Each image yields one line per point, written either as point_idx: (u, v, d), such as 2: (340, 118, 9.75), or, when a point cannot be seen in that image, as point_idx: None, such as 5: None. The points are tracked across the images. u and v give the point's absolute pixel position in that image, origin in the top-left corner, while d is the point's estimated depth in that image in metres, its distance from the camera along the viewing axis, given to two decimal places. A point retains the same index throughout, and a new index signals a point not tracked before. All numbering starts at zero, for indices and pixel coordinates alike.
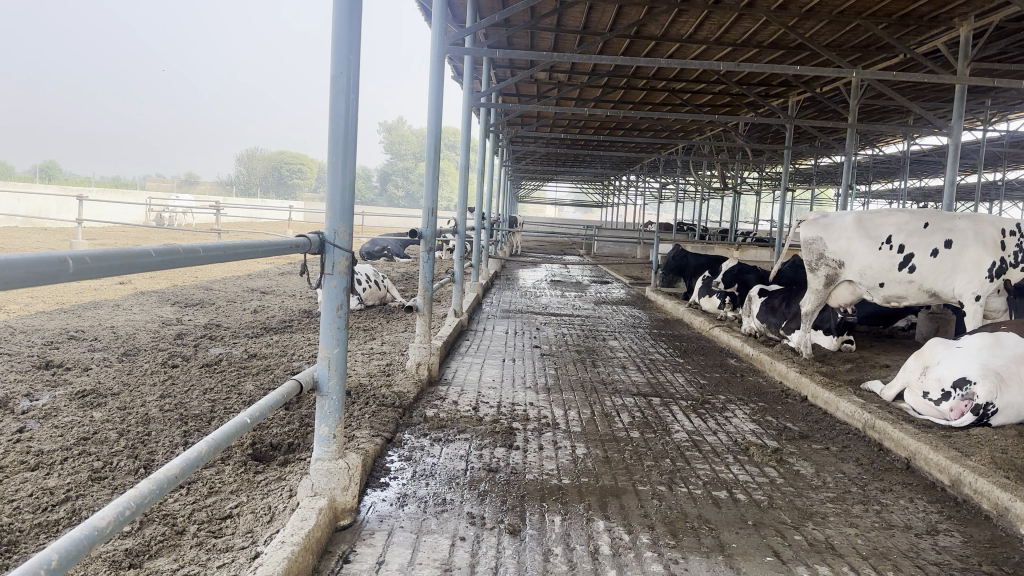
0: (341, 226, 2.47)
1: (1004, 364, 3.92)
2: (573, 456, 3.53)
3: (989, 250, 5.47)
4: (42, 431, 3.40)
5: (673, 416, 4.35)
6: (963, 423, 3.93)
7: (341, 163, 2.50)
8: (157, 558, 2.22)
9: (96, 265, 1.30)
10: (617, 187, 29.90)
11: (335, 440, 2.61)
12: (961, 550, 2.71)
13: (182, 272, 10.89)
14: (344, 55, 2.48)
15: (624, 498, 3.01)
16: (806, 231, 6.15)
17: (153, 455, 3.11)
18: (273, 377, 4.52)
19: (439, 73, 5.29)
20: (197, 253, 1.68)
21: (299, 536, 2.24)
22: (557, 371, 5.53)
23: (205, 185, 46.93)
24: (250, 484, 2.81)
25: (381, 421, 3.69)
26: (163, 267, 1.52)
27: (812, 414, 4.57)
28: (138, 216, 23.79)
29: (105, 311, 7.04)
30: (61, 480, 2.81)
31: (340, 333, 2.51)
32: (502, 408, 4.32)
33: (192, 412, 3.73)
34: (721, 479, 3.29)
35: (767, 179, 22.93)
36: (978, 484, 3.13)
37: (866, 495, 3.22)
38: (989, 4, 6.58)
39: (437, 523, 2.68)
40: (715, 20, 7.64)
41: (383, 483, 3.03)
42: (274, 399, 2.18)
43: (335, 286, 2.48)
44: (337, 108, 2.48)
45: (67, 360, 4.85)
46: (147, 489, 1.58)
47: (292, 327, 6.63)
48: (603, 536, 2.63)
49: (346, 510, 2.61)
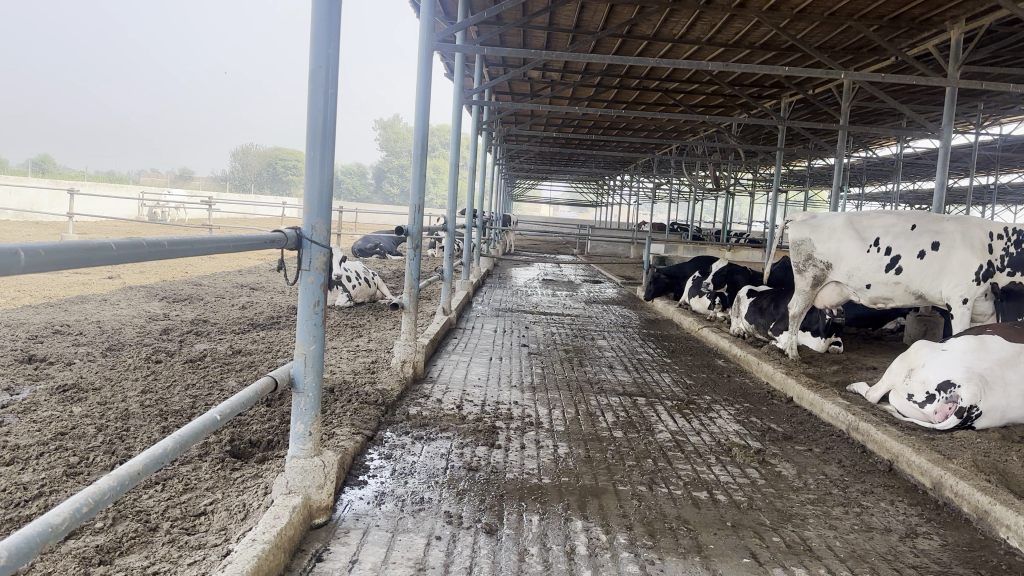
0: (319, 221, 2.44)
1: (987, 368, 3.93)
2: (555, 455, 3.52)
3: (976, 253, 5.48)
4: (20, 426, 3.36)
5: (657, 416, 4.34)
6: (947, 426, 3.93)
7: (319, 160, 2.48)
8: (127, 555, 2.19)
9: (49, 258, 1.26)
10: (612, 186, 29.91)
11: (312, 438, 2.60)
12: (940, 553, 2.70)
13: (172, 267, 10.81)
14: (322, 49, 2.45)
15: (604, 498, 2.99)
16: (795, 231, 6.14)
17: (130, 451, 3.08)
18: (257, 374, 4.49)
19: (427, 70, 5.26)
20: (165, 247, 1.66)
21: (271, 534, 2.22)
22: (543, 371, 5.51)
23: (200, 180, 46.63)
24: (226, 481, 2.78)
25: (363, 419, 3.67)
26: (124, 259, 1.50)
27: (796, 415, 4.57)
28: (131, 210, 23.65)
29: (92, 306, 6.98)
30: (35, 476, 2.78)
31: (317, 329, 2.49)
32: (487, 407, 4.31)
33: (173, 408, 3.71)
34: (702, 480, 3.28)
35: (760, 180, 23.03)
36: (959, 487, 3.13)
37: (848, 498, 3.21)
38: (979, 8, 6.58)
39: (413, 522, 2.66)
40: (707, 20, 7.63)
41: (360, 481, 3.01)
42: (247, 396, 2.17)
43: (312, 282, 2.46)
44: (316, 102, 2.46)
45: (50, 354, 4.80)
46: (108, 485, 1.57)
47: (280, 323, 6.59)
48: (580, 536, 2.62)
49: (322, 508, 2.58)
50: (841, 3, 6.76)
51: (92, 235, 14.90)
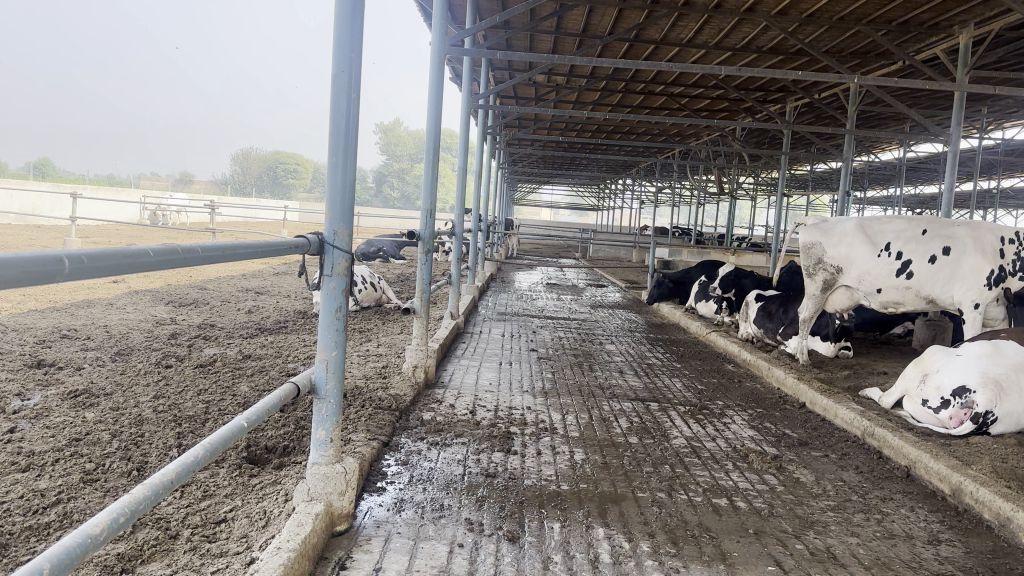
0: (341, 227, 2.43)
1: (1004, 373, 3.92)
2: (571, 461, 3.50)
3: (988, 258, 5.49)
4: (33, 431, 3.34)
5: (671, 422, 4.32)
6: (963, 432, 3.91)
7: (342, 165, 2.46)
8: (149, 563, 2.17)
9: (93, 264, 1.26)
10: (614, 192, 29.95)
11: (332, 444, 2.57)
12: (964, 560, 2.68)
13: (176, 271, 10.77)
14: (345, 54, 2.45)
15: (624, 505, 2.97)
16: (806, 235, 6.09)
17: (146, 457, 3.05)
18: (268, 378, 4.48)
19: (439, 75, 5.26)
20: (194, 253, 1.64)
21: (295, 542, 2.19)
22: (554, 375, 5.48)
23: (200, 184, 46.58)
24: (245, 487, 2.76)
25: (378, 425, 3.64)
26: (160, 267, 1.48)
27: (810, 421, 4.55)
28: (133, 214, 23.61)
29: (98, 310, 6.95)
30: (52, 482, 2.75)
31: (338, 335, 2.48)
32: (500, 412, 4.29)
33: (186, 413, 3.69)
34: (721, 487, 3.26)
35: (763, 185, 23.04)
36: (979, 493, 3.11)
37: (867, 504, 3.19)
38: (988, 12, 6.60)
39: (434, 530, 2.64)
40: (715, 24, 7.64)
41: (380, 488, 3.00)
42: (271, 402, 2.16)
43: (334, 288, 2.43)
44: (339, 107, 2.45)
45: (59, 359, 4.77)
46: (142, 495, 1.56)
47: (287, 327, 6.57)
48: (603, 544, 2.59)
49: (343, 515, 2.56)
50: (850, 8, 6.77)
51: (96, 240, 14.90)
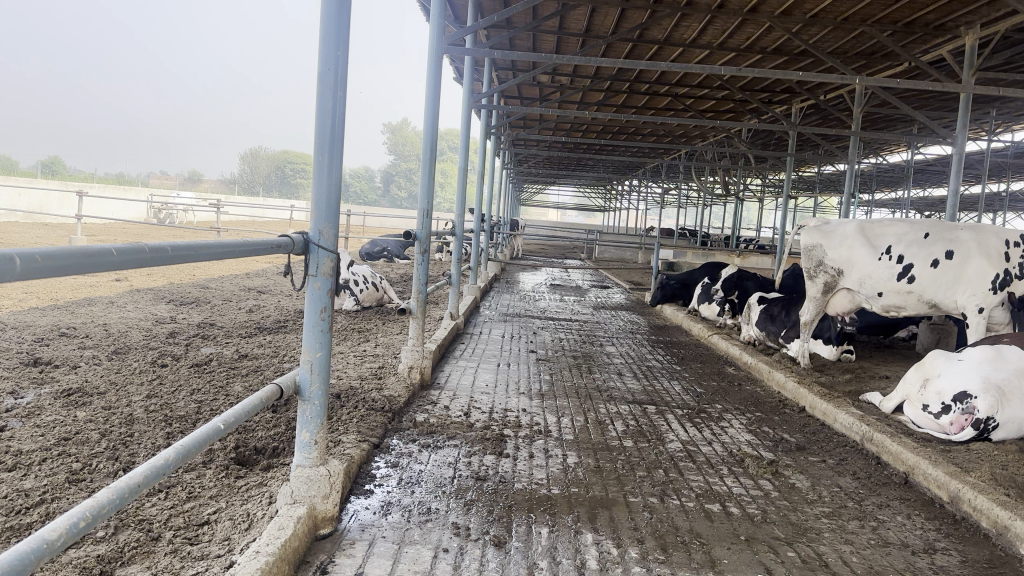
0: (326, 226, 2.40)
1: (1005, 379, 3.82)
2: (564, 464, 3.47)
3: (992, 262, 5.39)
4: (23, 431, 3.32)
5: (667, 425, 4.28)
6: (963, 438, 3.83)
7: (327, 163, 2.43)
8: (128, 566, 2.14)
9: (46, 265, 1.23)
10: (621, 194, 29.88)
11: (317, 447, 2.54)
12: (958, 570, 2.62)
13: (179, 270, 10.77)
14: (331, 51, 2.41)
15: (614, 511, 2.93)
16: (807, 237, 6.05)
17: (134, 457, 3.03)
18: (263, 379, 4.46)
19: (437, 73, 5.23)
20: (164, 252, 1.62)
21: (274, 546, 2.16)
22: (551, 377, 5.44)
23: (208, 183, 46.76)
24: (230, 489, 2.73)
25: (369, 426, 3.62)
26: (125, 266, 1.45)
27: (809, 425, 4.49)
28: (142, 212, 23.74)
29: (99, 308, 6.95)
30: (37, 482, 2.73)
31: (323, 335, 2.45)
32: (494, 414, 4.25)
33: (178, 412, 3.68)
34: (715, 492, 3.21)
35: (770, 187, 22.95)
36: (977, 500, 3.04)
37: (863, 511, 3.14)
38: (995, 13, 6.52)
39: (420, 534, 2.60)
40: (718, 25, 7.60)
41: (367, 490, 2.96)
42: (252, 403, 2.14)
43: (319, 288, 2.40)
44: (324, 105, 2.42)
45: (56, 357, 4.77)
46: (107, 499, 1.53)
47: (287, 327, 6.56)
48: (590, 550, 2.56)
49: (327, 519, 2.53)
50: (854, 8, 6.71)
51: (103, 237, 14.97)
